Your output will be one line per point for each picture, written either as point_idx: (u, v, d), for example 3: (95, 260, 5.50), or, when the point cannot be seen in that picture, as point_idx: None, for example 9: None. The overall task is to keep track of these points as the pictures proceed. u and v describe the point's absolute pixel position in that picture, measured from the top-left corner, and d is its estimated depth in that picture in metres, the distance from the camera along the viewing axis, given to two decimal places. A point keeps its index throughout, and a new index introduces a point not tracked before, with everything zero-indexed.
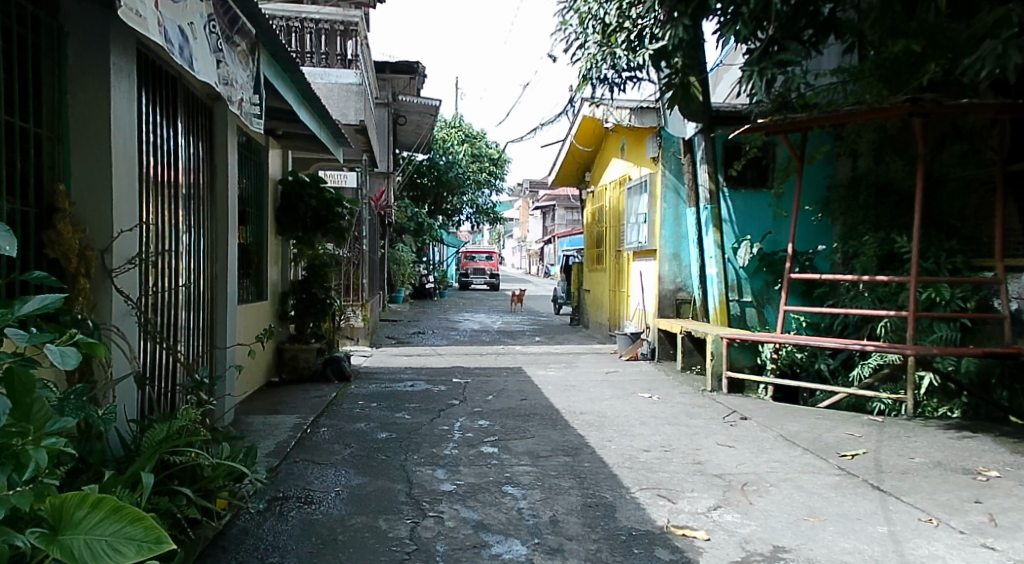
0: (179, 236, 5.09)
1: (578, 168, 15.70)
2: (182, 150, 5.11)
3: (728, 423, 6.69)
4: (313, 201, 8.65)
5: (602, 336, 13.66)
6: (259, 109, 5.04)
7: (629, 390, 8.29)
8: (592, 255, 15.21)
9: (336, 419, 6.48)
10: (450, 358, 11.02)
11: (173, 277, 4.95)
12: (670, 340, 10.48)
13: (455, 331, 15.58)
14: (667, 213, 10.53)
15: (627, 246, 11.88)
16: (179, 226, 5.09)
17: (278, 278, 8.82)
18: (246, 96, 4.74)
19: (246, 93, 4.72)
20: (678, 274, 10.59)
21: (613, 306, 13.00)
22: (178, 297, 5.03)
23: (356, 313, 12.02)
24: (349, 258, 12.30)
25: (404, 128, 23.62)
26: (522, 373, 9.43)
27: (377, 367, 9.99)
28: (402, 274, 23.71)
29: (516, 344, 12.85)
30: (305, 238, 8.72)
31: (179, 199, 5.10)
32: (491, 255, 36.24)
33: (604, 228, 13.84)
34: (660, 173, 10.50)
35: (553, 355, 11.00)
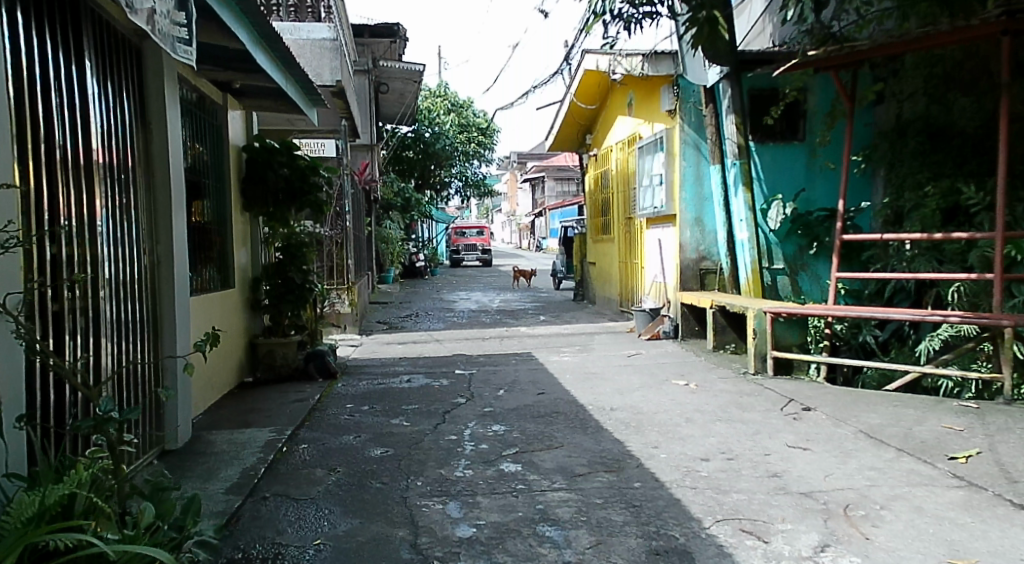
0: (97, 210, 3.95)
1: (578, 130, 14.50)
2: (94, 99, 3.96)
3: (790, 416, 5.59)
4: (286, 170, 7.48)
5: (612, 313, 12.54)
6: (187, 32, 4.02)
7: (659, 377, 7.18)
8: (598, 226, 14.08)
9: (320, 431, 5.33)
10: (449, 344, 9.88)
11: (90, 264, 3.84)
12: (695, 317, 9.37)
13: (452, 312, 14.41)
14: (687, 172, 9.39)
15: (640, 213, 10.76)
16: (96, 196, 3.95)
17: (249, 262, 7.65)
18: (161, 9, 3.71)
19: (161, 3, 3.69)
20: (701, 241, 9.50)
21: (626, 280, 11.91)
22: (99, 289, 3.90)
23: (342, 297, 10.83)
24: (331, 236, 11.08)
25: (386, 97, 22.29)
26: (533, 361, 8.30)
27: (368, 359, 8.83)
28: (391, 253, 22.50)
29: (521, 325, 11.71)
30: (278, 214, 7.54)
31: (94, 161, 3.94)
32: (483, 229, 34.93)
33: (611, 195, 12.73)
34: (678, 128, 9.38)
35: (564, 338, 9.86)
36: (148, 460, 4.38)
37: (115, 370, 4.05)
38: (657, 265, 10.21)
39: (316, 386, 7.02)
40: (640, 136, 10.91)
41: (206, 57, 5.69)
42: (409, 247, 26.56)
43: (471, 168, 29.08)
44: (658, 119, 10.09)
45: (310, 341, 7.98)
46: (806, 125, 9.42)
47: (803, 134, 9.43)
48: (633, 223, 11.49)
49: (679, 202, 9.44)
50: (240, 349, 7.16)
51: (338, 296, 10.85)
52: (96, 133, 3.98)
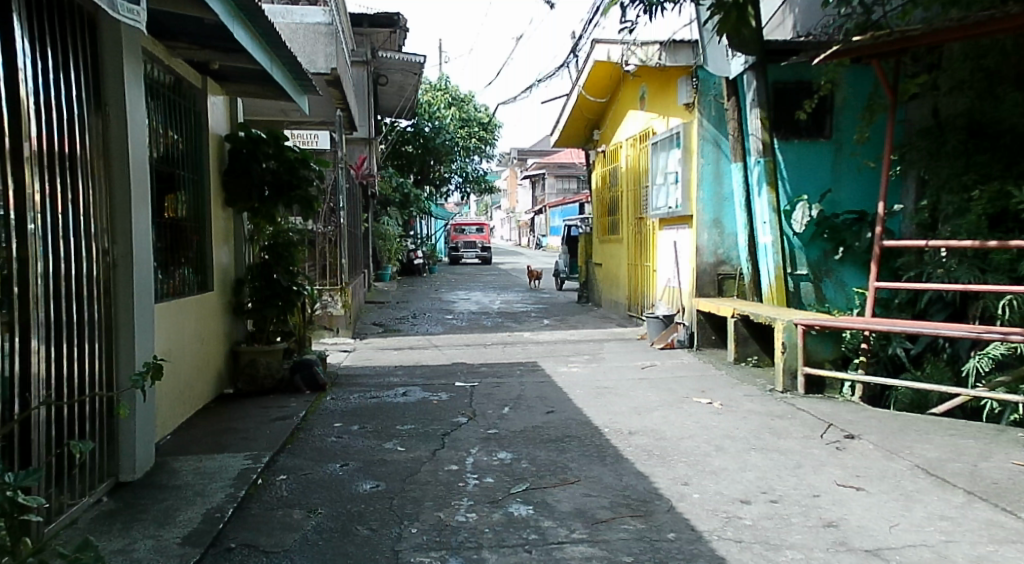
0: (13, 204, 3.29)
1: (585, 125, 13.86)
2: (15, 72, 3.31)
3: (833, 445, 4.96)
4: (271, 162, 6.83)
5: (620, 319, 11.92)
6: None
7: (679, 394, 6.55)
8: (605, 225, 13.47)
9: (302, 457, 4.70)
10: (448, 351, 9.25)
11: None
12: (712, 325, 8.74)
13: (452, 314, 13.78)
14: (706, 169, 8.79)
15: (652, 214, 10.15)
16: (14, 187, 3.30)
17: (231, 262, 7.03)
18: None
19: None
20: (719, 243, 8.88)
21: (635, 284, 11.31)
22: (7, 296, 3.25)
23: (335, 299, 10.18)
24: (322, 233, 10.42)
25: (386, 90, 21.62)
26: (539, 372, 7.68)
27: (362, 367, 8.20)
28: (388, 250, 21.87)
29: (525, 329, 11.08)
30: (263, 210, 6.91)
31: (7, 146, 3.26)
32: (482, 227, 34.26)
33: (621, 193, 12.12)
34: (696, 122, 8.76)
35: (572, 346, 9.23)
36: (90, 499, 3.73)
37: (42, 392, 3.40)
38: (671, 268, 9.58)
39: (303, 400, 6.39)
40: (654, 132, 10.30)
41: (179, 32, 5.05)
42: (407, 244, 25.91)
43: (472, 163, 28.42)
44: (674, 114, 9.46)
45: (298, 349, 7.34)
46: (833, 121, 8.78)
47: (829, 132, 8.79)
48: (644, 224, 10.89)
49: (696, 202, 8.82)
50: (219, 357, 6.53)
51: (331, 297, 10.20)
52: (11, 112, 3.30)
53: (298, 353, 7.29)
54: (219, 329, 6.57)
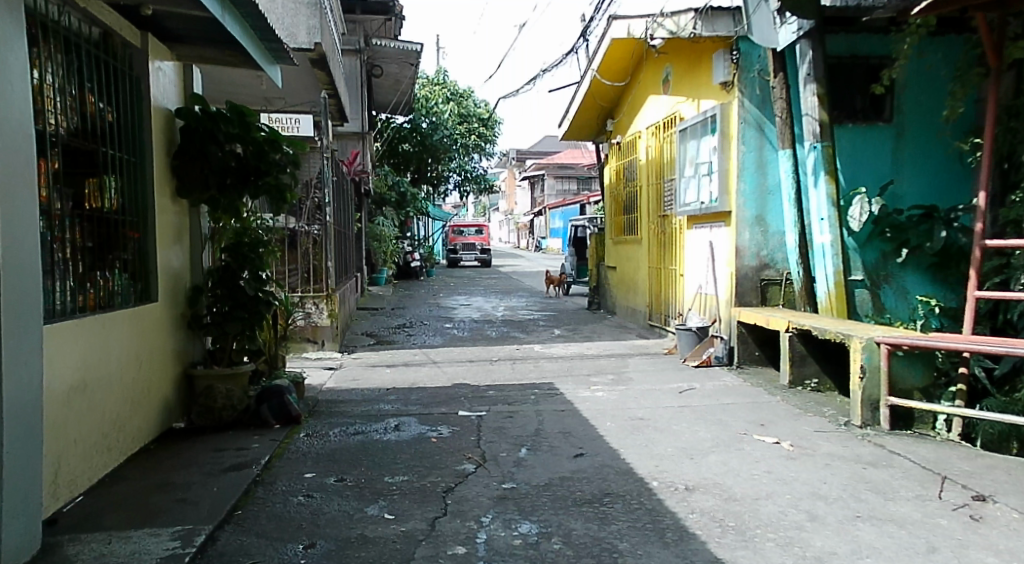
0: None
1: (598, 114, 12.66)
2: None
3: (963, 512, 3.74)
4: (234, 144, 5.61)
5: (639, 329, 10.70)
6: None
7: (735, 429, 5.33)
8: (621, 225, 12.29)
9: (257, 534, 3.48)
10: (448, 368, 8.03)
11: None
12: (756, 339, 7.52)
13: (450, 321, 12.55)
14: (747, 158, 7.58)
15: (680, 210, 8.96)
16: None
17: (187, 265, 5.79)
18: None
19: None
20: (762, 244, 7.66)
21: (659, 290, 10.12)
22: None
23: (320, 307, 8.96)
24: (305, 231, 9.21)
25: (381, 82, 20.40)
26: (557, 396, 6.44)
27: (347, 389, 6.96)
28: (383, 252, 20.63)
29: (534, 341, 9.86)
30: (224, 203, 5.69)
31: None
32: (482, 228, 32.97)
33: (640, 188, 10.93)
34: (736, 103, 7.56)
35: (591, 364, 8.01)
36: None
37: None
38: (704, 272, 8.37)
39: (268, 439, 5.07)
40: (681, 118, 9.11)
41: None
42: (403, 246, 24.68)
43: (471, 161, 27.19)
44: (707, 95, 8.25)
45: (269, 369, 6.08)
46: (893, 102, 7.56)
47: (889, 114, 7.57)
48: (669, 222, 9.71)
49: (736, 195, 7.61)
50: (167, 383, 5.25)
51: (314, 305, 8.95)
52: None
53: (269, 374, 6.03)
54: (168, 348, 5.31)
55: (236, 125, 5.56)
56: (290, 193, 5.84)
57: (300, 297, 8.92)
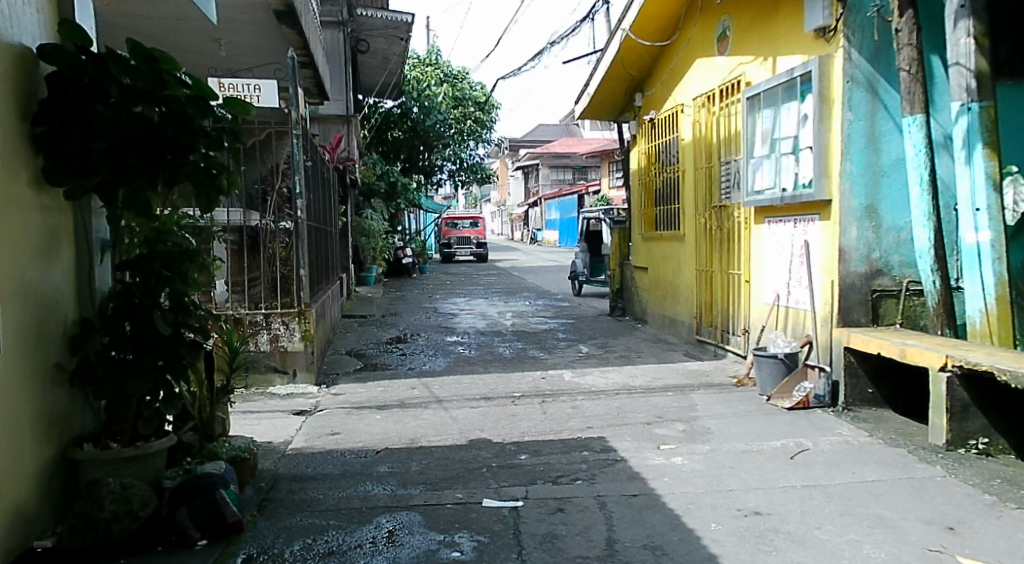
0: None
1: (625, 86, 10.76)
2: None
3: None
4: (137, 104, 3.73)
5: (685, 345, 8.81)
6: None
7: (917, 541, 3.45)
8: (654, 219, 10.44)
9: None
10: (457, 411, 6.12)
11: None
12: (868, 372, 5.62)
13: (452, 334, 10.67)
14: (856, 128, 5.64)
15: (746, 199, 7.09)
16: None
17: (69, 287, 3.85)
18: None
19: None
20: (873, 244, 5.73)
21: (713, 299, 8.26)
22: None
23: (290, 327, 7.04)
24: (272, 229, 7.31)
25: (368, 59, 18.41)
26: (619, 465, 4.55)
27: (322, 451, 5.05)
28: (372, 248, 18.69)
29: (560, 365, 7.95)
30: (123, 194, 3.75)
31: None
32: (478, 221, 31.02)
33: (685, 174, 9.05)
34: (841, 54, 5.62)
35: (645, 403, 6.12)
36: None
37: None
38: (786, 279, 6.49)
39: None
40: (747, 82, 7.22)
41: None
42: (394, 241, 22.75)
43: (466, 149, 25.18)
44: (790, 49, 6.38)
45: (201, 442, 4.11)
46: None
47: None
48: (727, 215, 7.83)
49: (840, 178, 5.68)
50: (24, 476, 3.29)
51: (283, 326, 7.03)
52: None
53: (201, 450, 4.06)
54: (27, 423, 3.35)
55: (144, 78, 3.73)
56: (229, 179, 4.04)
57: (265, 314, 6.99)
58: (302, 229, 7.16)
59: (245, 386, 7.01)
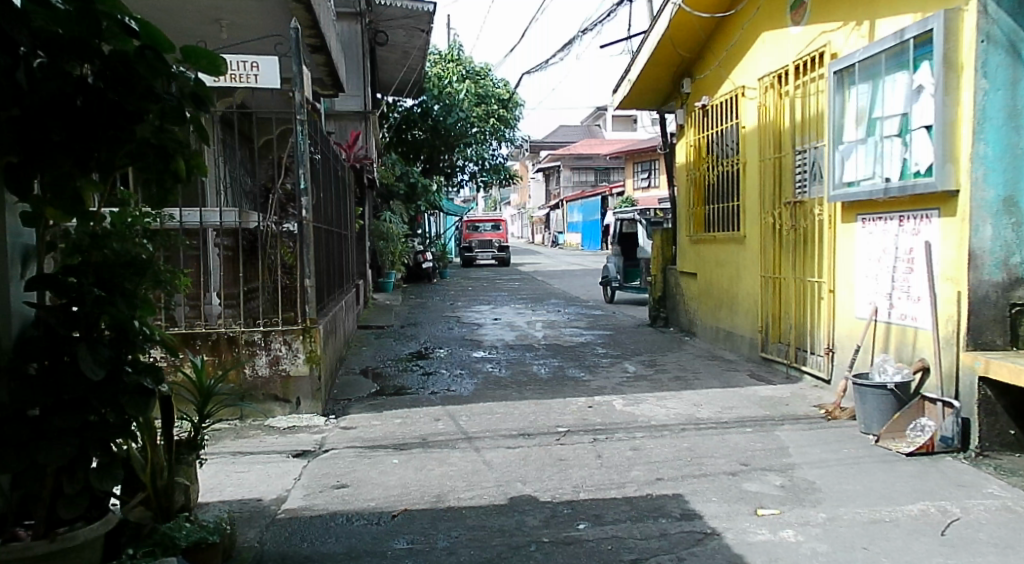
0: None
1: (673, 70, 9.69)
2: None
3: None
4: (67, 61, 2.62)
5: (748, 364, 7.68)
6: None
7: None
8: (706, 218, 9.35)
9: None
10: (490, 452, 5.03)
11: None
12: (1009, 411, 4.46)
13: (478, 348, 9.58)
14: (993, 101, 4.52)
15: (833, 193, 6.01)
16: None
17: None
18: None
19: None
20: (1013, 245, 4.57)
21: (785, 310, 7.16)
22: None
23: (293, 348, 5.97)
24: (273, 231, 6.19)
25: (386, 54, 17.37)
26: (712, 544, 3.44)
27: (323, 515, 3.97)
28: (391, 252, 17.66)
29: (607, 389, 6.84)
30: (43, 180, 2.68)
31: None
32: (500, 223, 29.94)
33: (746, 167, 7.98)
34: (974, 8, 4.51)
35: (721, 443, 4.99)
36: None
37: None
38: (891, 288, 5.41)
39: None
40: (834, 54, 6.17)
41: None
42: (414, 245, 21.73)
43: (489, 148, 24.03)
44: (894, 10, 5.36)
45: (153, 520, 3.04)
46: None
47: None
48: (805, 212, 6.74)
49: (970, 163, 4.55)
50: None
51: (285, 346, 5.97)
52: None
53: (152, 532, 2.97)
54: None
55: (75, 25, 2.59)
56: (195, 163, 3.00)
57: (264, 331, 5.93)
58: (309, 230, 6.08)
59: (241, 417, 5.94)
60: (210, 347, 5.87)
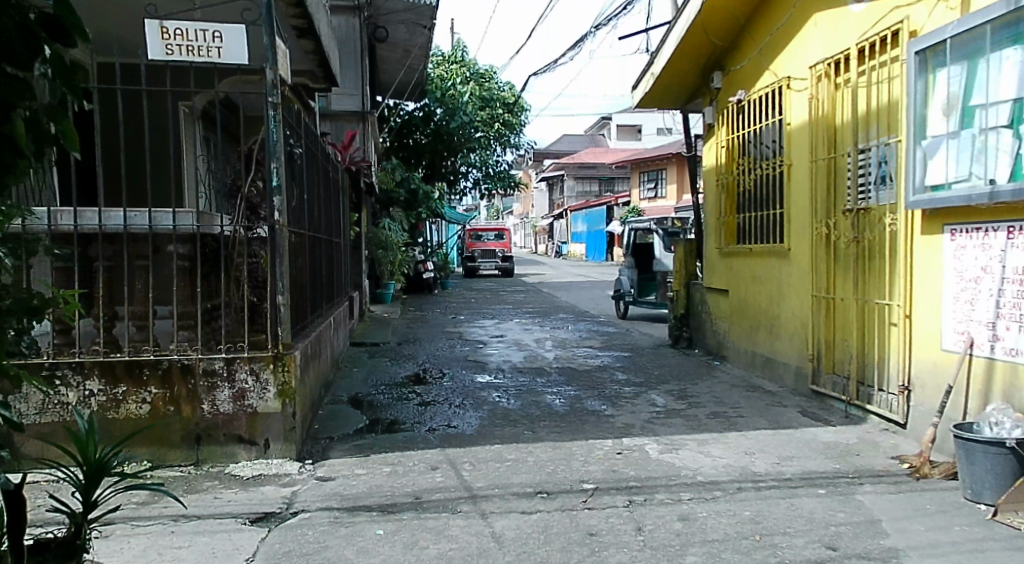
0: None
1: (702, 62, 8.69)
2: None
3: None
4: None
5: (795, 398, 6.64)
6: None
7: None
8: (739, 228, 8.31)
9: None
10: (500, 518, 4.02)
11: None
12: None
13: (483, 371, 8.58)
14: None
15: (911, 199, 4.99)
16: None
17: None
18: None
19: None
20: None
21: (845, 336, 6.11)
22: None
23: (261, 379, 4.93)
24: (239, 238, 5.16)
25: (386, 51, 16.43)
26: None
27: None
28: (391, 262, 16.65)
29: (636, 428, 5.83)
30: None
31: None
32: (504, 232, 28.96)
33: (792, 170, 6.97)
34: None
35: (792, 514, 3.98)
36: None
37: None
38: (998, 315, 4.41)
39: None
40: (913, 31, 5.18)
41: None
42: (414, 253, 20.74)
43: (493, 154, 22.96)
44: None
45: None
46: None
47: None
48: (871, 221, 5.73)
49: None
50: None
51: (252, 377, 4.93)
52: None
53: None
54: None
55: None
56: (60, 130, 2.04)
57: (226, 358, 4.89)
58: (282, 236, 5.06)
59: (196, 462, 4.88)
60: (159, 380, 4.79)
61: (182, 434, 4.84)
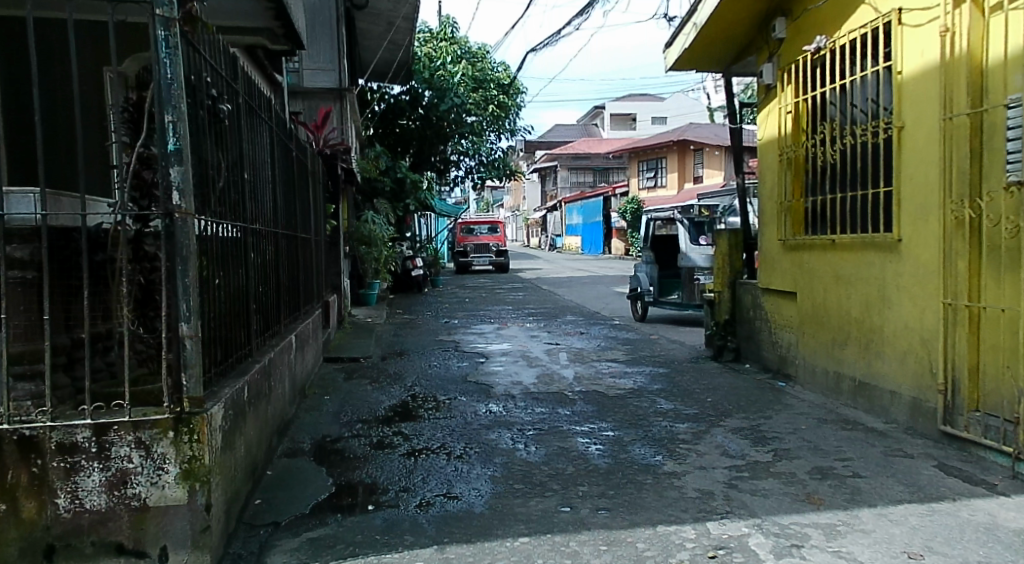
0: None
1: (759, 7, 6.89)
2: None
3: None
4: None
5: (920, 443, 4.85)
6: None
7: None
8: (811, 214, 6.51)
9: None
10: None
11: None
12: None
13: (486, 399, 6.76)
14: None
15: None
16: None
17: None
18: None
19: None
20: None
21: (1007, 361, 4.34)
22: None
23: (156, 454, 3.11)
24: (127, 234, 3.34)
25: (366, 22, 14.54)
26: None
27: None
28: (374, 260, 14.77)
29: (720, 502, 4.03)
30: None
31: None
32: (497, 225, 27.07)
33: (904, 134, 5.17)
34: None
35: None
36: None
37: None
38: None
39: None
40: None
41: None
42: (401, 248, 18.86)
43: (489, 141, 21.05)
44: None
45: None
46: None
47: None
48: None
49: None
50: None
51: (139, 453, 3.10)
52: None
53: None
54: None
55: None
56: None
57: (94, 427, 3.07)
58: (187, 228, 3.24)
59: None
60: None
61: (22, 547, 3.04)
